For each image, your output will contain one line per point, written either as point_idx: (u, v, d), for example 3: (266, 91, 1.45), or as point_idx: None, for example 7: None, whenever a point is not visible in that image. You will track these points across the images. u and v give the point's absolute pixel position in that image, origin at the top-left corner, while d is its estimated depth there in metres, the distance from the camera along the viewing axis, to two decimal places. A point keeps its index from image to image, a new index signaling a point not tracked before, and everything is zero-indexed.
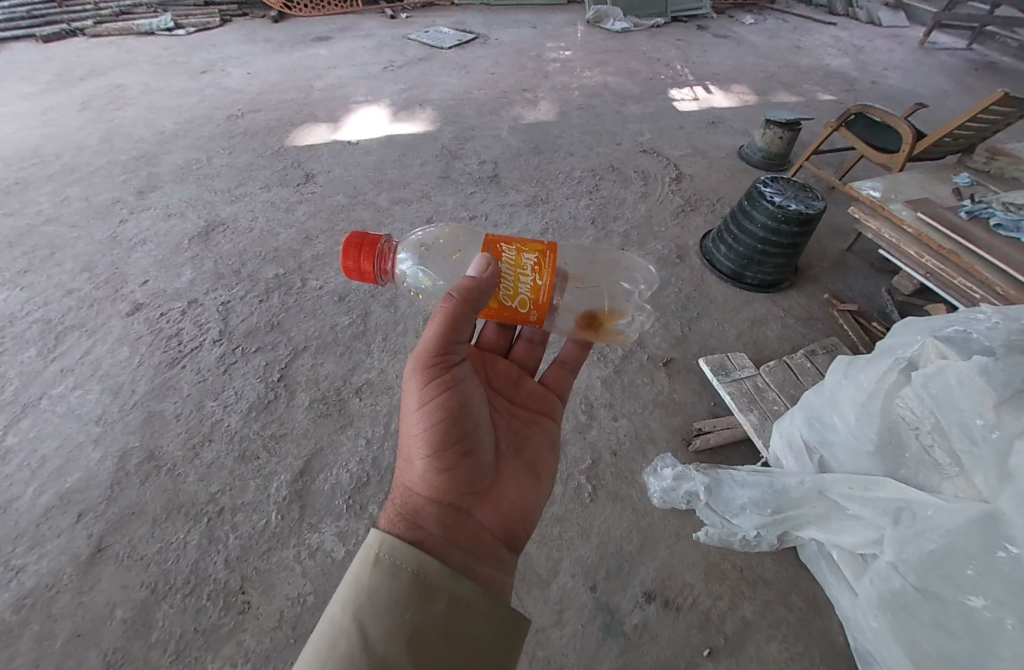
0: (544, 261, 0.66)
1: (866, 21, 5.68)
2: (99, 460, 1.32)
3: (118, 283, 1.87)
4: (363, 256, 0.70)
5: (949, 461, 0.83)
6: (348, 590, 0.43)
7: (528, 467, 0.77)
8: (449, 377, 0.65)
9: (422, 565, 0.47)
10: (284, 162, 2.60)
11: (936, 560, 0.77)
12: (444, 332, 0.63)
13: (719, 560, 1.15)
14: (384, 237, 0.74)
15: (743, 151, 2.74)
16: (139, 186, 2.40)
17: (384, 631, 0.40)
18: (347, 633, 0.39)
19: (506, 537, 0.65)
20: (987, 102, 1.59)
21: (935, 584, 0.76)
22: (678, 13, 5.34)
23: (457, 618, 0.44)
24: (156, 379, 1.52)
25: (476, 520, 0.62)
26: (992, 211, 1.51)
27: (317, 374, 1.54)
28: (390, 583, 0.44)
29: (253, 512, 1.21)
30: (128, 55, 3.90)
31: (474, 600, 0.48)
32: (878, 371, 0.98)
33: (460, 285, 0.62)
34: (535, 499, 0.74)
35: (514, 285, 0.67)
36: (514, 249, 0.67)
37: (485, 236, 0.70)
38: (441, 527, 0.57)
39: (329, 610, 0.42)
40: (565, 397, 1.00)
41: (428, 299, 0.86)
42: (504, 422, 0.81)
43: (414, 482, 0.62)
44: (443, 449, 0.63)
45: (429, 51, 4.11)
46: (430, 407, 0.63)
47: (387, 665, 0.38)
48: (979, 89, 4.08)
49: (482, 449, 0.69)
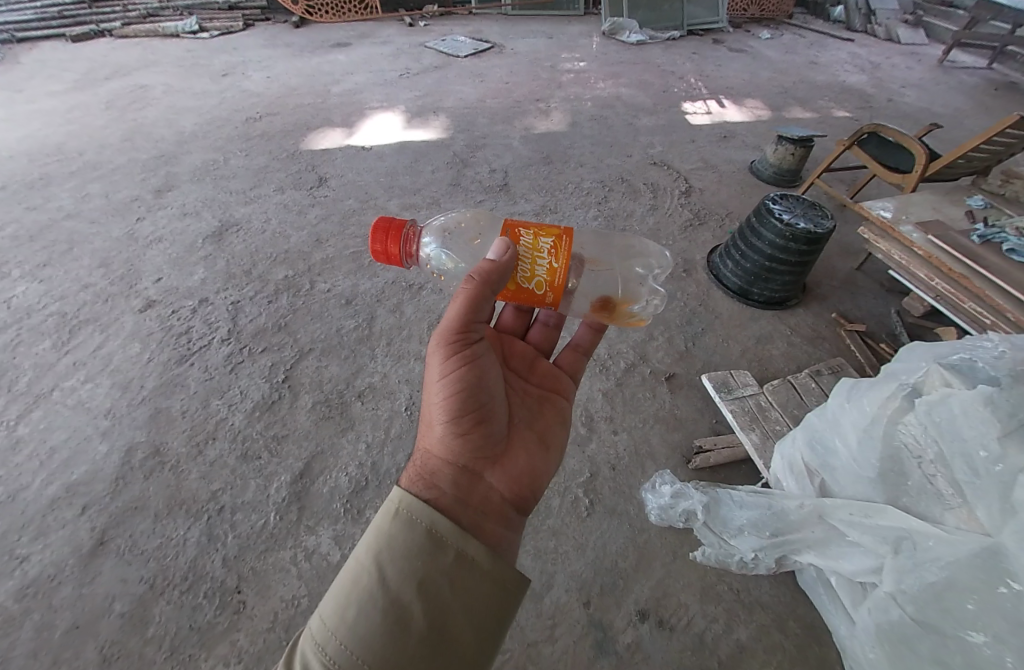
0: (559, 246, 0.70)
1: (885, 37, 5.64)
2: (105, 453, 1.35)
3: (133, 280, 1.91)
4: (390, 240, 0.75)
5: (952, 491, 0.82)
6: (372, 532, 0.50)
7: (538, 440, 0.82)
8: (466, 352, 0.72)
9: (435, 522, 0.51)
10: (299, 166, 2.65)
11: (936, 593, 0.75)
12: (464, 311, 0.69)
13: (715, 581, 1.14)
14: (409, 222, 0.77)
15: (755, 166, 2.73)
16: (157, 185, 2.46)
17: (399, 574, 0.46)
18: (367, 570, 0.46)
19: (516, 502, 0.71)
20: (1001, 126, 1.57)
21: (936, 618, 0.74)
22: (694, 26, 5.36)
23: (462, 574, 0.49)
24: (164, 376, 1.55)
25: (488, 483, 0.68)
26: (1005, 236, 1.49)
27: (321, 376, 1.56)
28: (405, 534, 0.50)
29: (252, 512, 1.22)
30: (154, 56, 4.01)
31: (479, 560, 0.51)
32: (881, 396, 0.97)
33: (480, 267, 0.68)
34: (544, 469, 0.79)
35: (531, 267, 0.71)
36: (532, 234, 0.71)
37: (505, 221, 0.74)
38: (454, 486, 0.64)
39: (358, 547, 0.49)
40: (578, 378, 1.04)
41: (450, 280, 0.90)
42: (517, 397, 0.87)
43: (433, 445, 0.69)
44: (458, 416, 0.70)
45: (445, 59, 4.18)
46: (449, 378, 0.69)
47: (398, 603, 0.44)
48: (999, 109, 4.02)
49: (495, 420, 0.75)
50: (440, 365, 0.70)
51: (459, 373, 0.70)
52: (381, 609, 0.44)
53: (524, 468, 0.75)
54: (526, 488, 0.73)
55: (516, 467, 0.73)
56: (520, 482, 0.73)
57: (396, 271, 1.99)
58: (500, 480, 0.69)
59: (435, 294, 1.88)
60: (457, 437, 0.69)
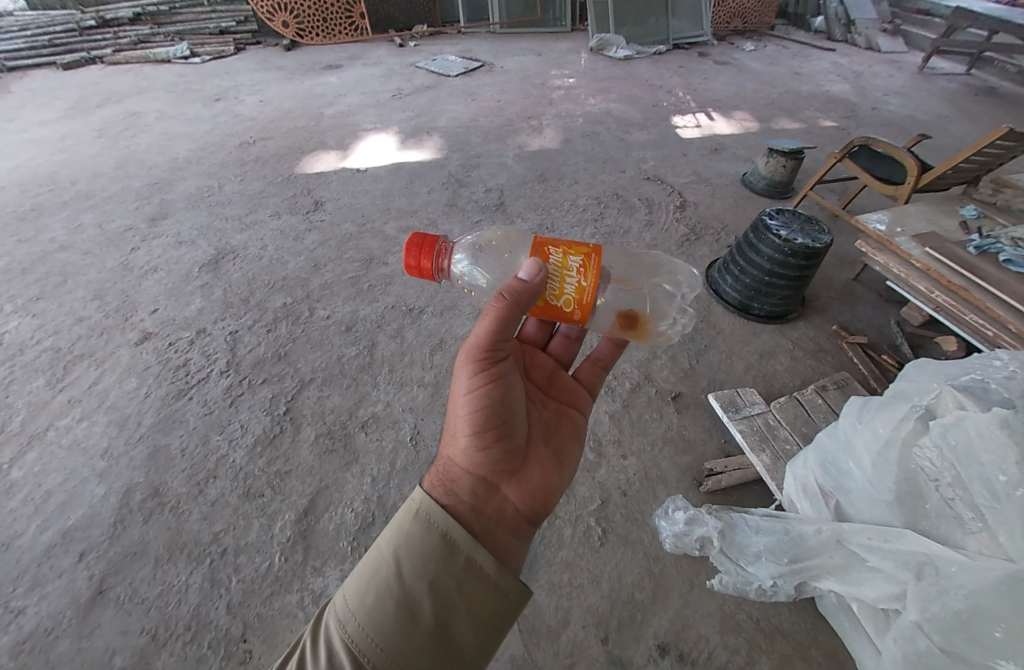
0: (590, 266, 0.70)
1: (865, 46, 5.79)
2: (102, 496, 1.31)
3: (128, 312, 1.88)
4: (423, 255, 0.75)
5: (972, 515, 0.80)
6: (394, 530, 0.56)
7: (555, 454, 0.82)
8: (492, 370, 0.72)
9: (449, 529, 0.56)
10: (294, 190, 2.64)
11: (961, 621, 0.72)
12: (493, 330, 0.69)
13: (733, 609, 1.12)
14: (442, 237, 0.79)
15: (747, 178, 2.77)
16: (151, 213, 2.45)
17: (413, 571, 0.51)
18: (386, 563, 0.52)
19: (530, 516, 0.71)
20: (992, 137, 1.59)
21: (961, 645, 0.71)
22: (679, 40, 5.48)
23: (470, 580, 0.53)
24: (163, 411, 1.52)
25: (504, 495, 0.69)
26: (1001, 247, 1.50)
27: (323, 407, 1.54)
28: (422, 535, 0.55)
29: (257, 554, 1.19)
30: (145, 82, 4.02)
31: (487, 571, 0.55)
32: (893, 417, 0.96)
33: (509, 287, 0.68)
34: (559, 485, 0.79)
35: (560, 285, 0.71)
36: (561, 252, 0.71)
37: (533, 238, 0.73)
38: (471, 497, 0.65)
39: (381, 540, 0.55)
40: (596, 393, 1.02)
41: (481, 296, 0.89)
42: (537, 410, 0.87)
43: (454, 455, 0.70)
44: (480, 430, 0.70)
45: (436, 79, 4.22)
46: (473, 393, 0.70)
47: (410, 598, 0.49)
48: (980, 113, 4.11)
49: (516, 435, 0.75)
50: (466, 379, 0.71)
51: (484, 388, 0.71)
52: (395, 600, 0.49)
53: (540, 482, 0.75)
54: (540, 502, 0.73)
55: (531, 481, 0.73)
56: (535, 496, 0.73)
57: (396, 295, 1.98)
58: (515, 493, 0.70)
59: (436, 318, 1.87)
60: (478, 450, 0.70)
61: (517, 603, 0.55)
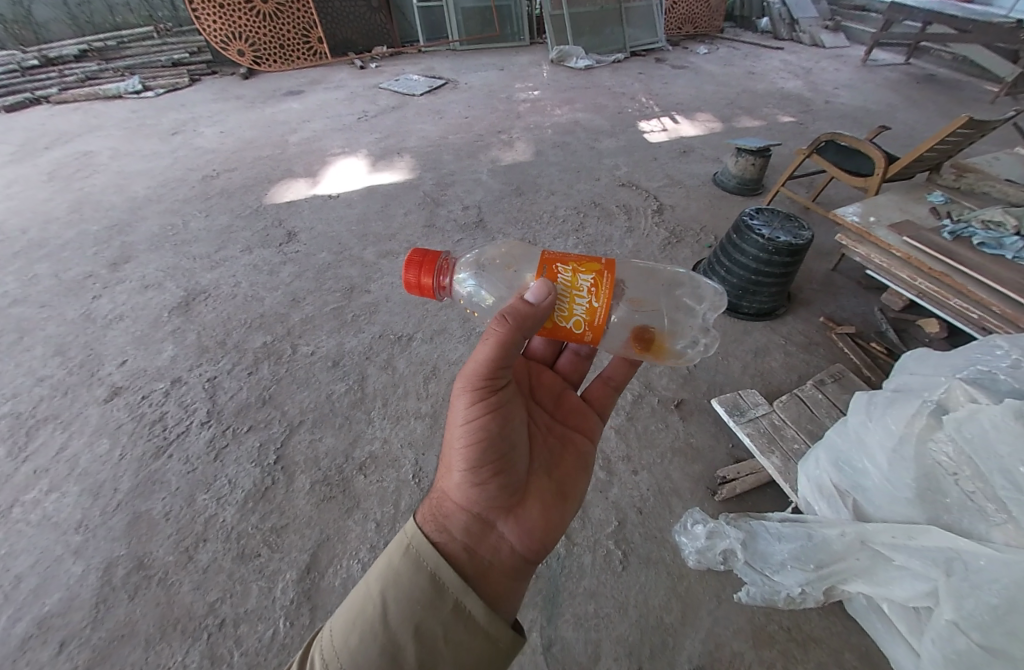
0: (601, 284, 0.65)
1: (810, 43, 6.08)
2: (78, 575, 1.18)
3: (94, 366, 1.75)
4: (425, 273, 0.74)
5: (995, 507, 0.78)
6: (383, 565, 0.56)
7: (558, 486, 0.78)
8: (492, 399, 0.68)
9: (438, 569, 0.56)
10: (265, 222, 2.55)
11: (999, 615, 0.69)
12: (492, 359, 0.65)
13: (764, 621, 1.09)
14: (443, 253, 0.77)
15: (718, 178, 2.83)
16: (112, 257, 2.31)
17: (400, 613, 0.51)
18: (373, 602, 0.52)
19: (529, 555, 0.67)
20: (952, 127, 1.67)
21: (1001, 641, 0.69)
22: (636, 47, 5.63)
23: (459, 628, 0.52)
24: (141, 473, 1.41)
25: (500, 533, 0.65)
26: (973, 230, 1.61)
27: (316, 451, 1.46)
28: (411, 576, 0.55)
29: (259, 622, 1.09)
30: (96, 120, 3.85)
31: (477, 618, 0.54)
32: (905, 413, 0.94)
33: (510, 309, 0.63)
34: (561, 521, 0.75)
35: (570, 307, 0.66)
36: (570, 270, 0.67)
37: (541, 256, 0.69)
38: (465, 535, 0.63)
39: (370, 573, 0.55)
40: (605, 416, 0.99)
41: (484, 316, 0.86)
42: (541, 438, 0.83)
43: (450, 488, 0.67)
44: (477, 465, 0.66)
45: (402, 99, 4.20)
46: (471, 424, 0.66)
47: (395, 644, 0.49)
48: (923, 101, 4.35)
49: (516, 468, 0.71)
50: (464, 409, 0.67)
51: (483, 420, 0.67)
52: (379, 644, 0.48)
53: (541, 519, 0.71)
54: (540, 541, 0.70)
55: (530, 518, 0.70)
56: (534, 534, 0.69)
57: (382, 324, 1.92)
58: (513, 533, 0.66)
59: (426, 344, 1.82)
60: (476, 485, 0.66)
61: (506, 651, 0.54)
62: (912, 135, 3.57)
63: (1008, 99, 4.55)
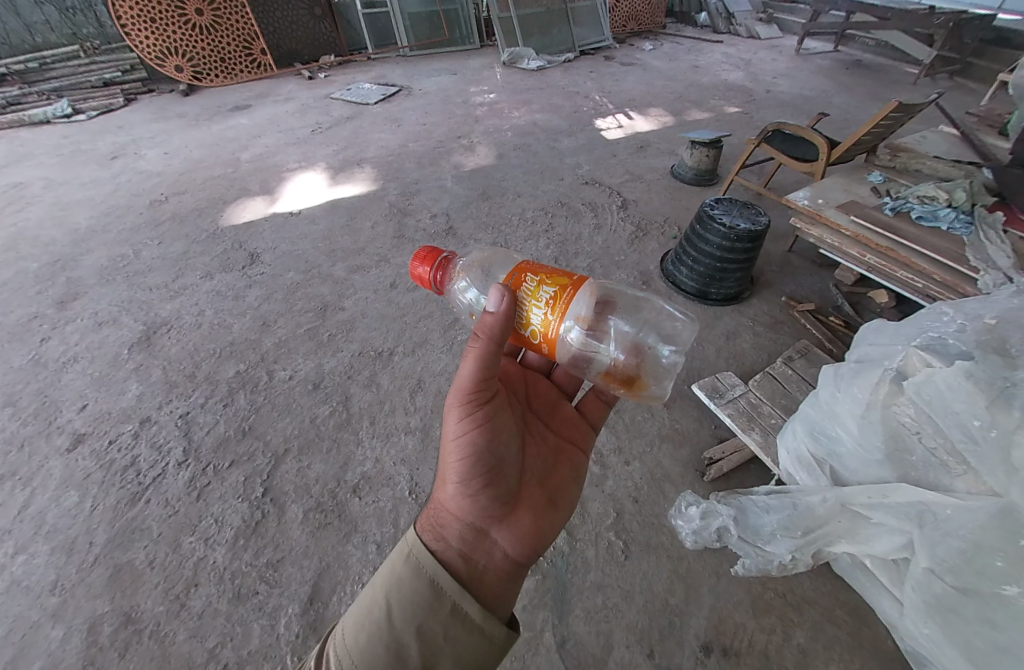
0: (561, 298, 0.65)
1: (747, 35, 6.39)
2: (60, 639, 1.11)
3: (51, 414, 1.63)
4: (427, 263, 0.77)
5: (955, 459, 0.85)
6: (386, 571, 0.59)
7: (551, 494, 0.79)
8: (481, 411, 0.70)
9: (436, 574, 0.59)
10: (224, 245, 2.45)
11: (967, 557, 0.76)
12: (476, 372, 0.68)
13: (761, 590, 1.15)
14: (447, 251, 0.80)
15: (676, 170, 2.93)
16: (57, 296, 2.15)
17: (402, 614, 0.54)
18: (379, 605, 0.55)
19: (522, 561, 0.68)
20: (885, 112, 1.83)
21: (970, 579, 0.75)
22: (585, 46, 5.75)
23: (457, 627, 0.55)
24: (118, 523, 1.33)
25: (494, 539, 0.66)
26: (911, 205, 1.78)
27: (306, 478, 1.42)
28: (412, 581, 0.57)
29: (265, 661, 1.06)
30: (23, 148, 3.57)
31: (473, 618, 0.56)
32: (870, 382, 1.02)
33: (480, 321, 0.67)
34: (552, 529, 0.76)
35: (527, 315, 0.67)
36: (536, 280, 0.67)
37: (515, 264, 0.71)
38: (461, 543, 0.64)
39: (375, 579, 0.58)
40: (598, 427, 1.00)
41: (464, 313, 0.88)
42: (533, 447, 0.84)
43: (445, 499, 0.68)
44: (469, 475, 0.67)
45: (356, 109, 4.12)
46: (463, 435, 0.68)
47: (399, 642, 0.52)
48: (853, 86, 4.65)
49: (508, 477, 0.73)
50: (456, 422, 0.69)
51: (473, 430, 0.69)
52: (385, 642, 0.52)
53: (532, 526, 0.72)
54: (533, 547, 0.71)
55: (523, 526, 0.71)
56: (527, 541, 0.70)
57: (360, 341, 1.89)
58: (506, 539, 0.67)
59: (409, 358, 1.81)
60: (470, 495, 0.67)
61: (499, 648, 0.57)
62: (847, 119, 3.83)
63: (927, 79, 4.93)
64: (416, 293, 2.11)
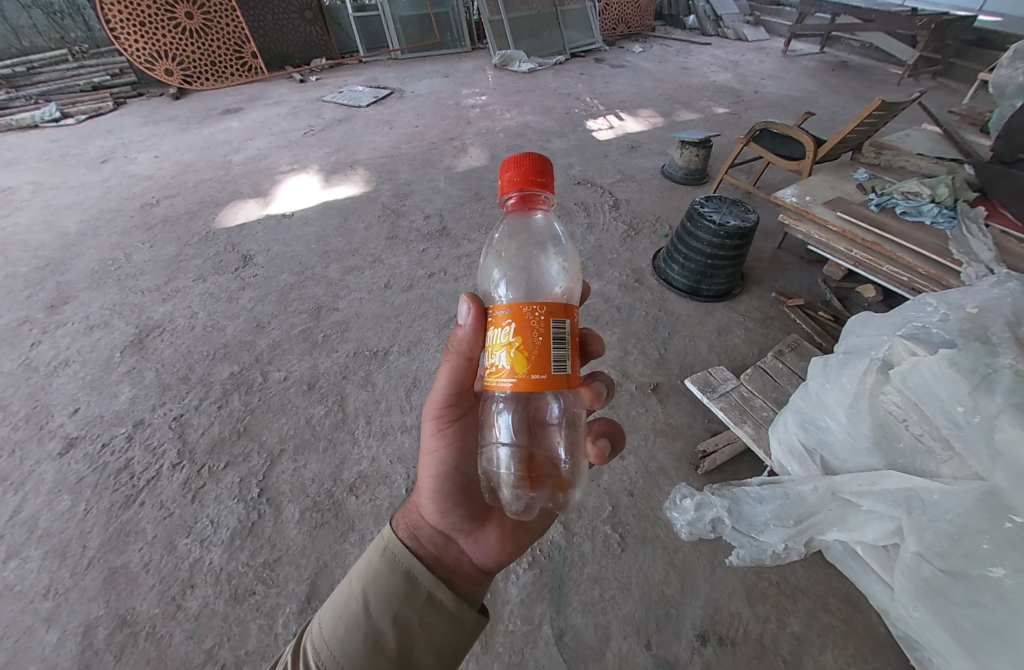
0: (507, 381, 0.55)
1: (735, 37, 6.49)
2: (54, 644, 1.10)
3: (41, 418, 1.62)
4: (512, 187, 0.63)
5: (941, 445, 0.87)
6: (363, 565, 0.60)
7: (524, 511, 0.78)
8: (454, 426, 0.71)
9: (413, 567, 0.60)
10: (217, 248, 2.44)
11: (952, 539, 0.78)
12: (449, 386, 0.69)
13: (756, 579, 1.17)
14: (544, 195, 0.64)
15: (667, 169, 2.96)
16: (47, 300, 2.13)
17: (379, 604, 0.55)
18: (356, 598, 0.56)
19: (490, 570, 0.70)
20: (867, 112, 1.79)
21: (957, 562, 0.76)
22: (576, 49, 5.80)
23: (431, 614, 0.56)
24: (111, 526, 1.32)
25: (462, 547, 0.69)
26: (895, 201, 1.82)
27: (302, 479, 1.42)
28: (388, 574, 0.58)
29: (262, 660, 1.06)
30: (10, 153, 3.53)
31: (448, 606, 0.58)
32: (857, 372, 1.04)
33: (453, 334, 0.64)
34: (526, 542, 0.76)
35: (491, 349, 0.58)
36: (517, 343, 0.55)
37: (534, 304, 0.55)
38: (432, 546, 0.66)
39: (352, 573, 0.59)
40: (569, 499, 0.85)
41: (493, 245, 0.81)
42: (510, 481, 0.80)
43: (421, 502, 0.71)
44: (442, 485, 0.69)
45: (348, 111, 4.12)
46: (436, 449, 0.70)
47: (375, 631, 0.53)
48: (839, 86, 4.73)
49: (482, 490, 0.73)
50: (430, 434, 0.71)
51: (445, 447, 0.70)
52: (362, 631, 0.53)
53: (504, 542, 0.72)
54: (503, 558, 0.71)
55: (493, 537, 0.71)
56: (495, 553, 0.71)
57: (355, 342, 1.89)
58: (473, 549, 0.69)
59: (404, 358, 1.81)
60: (441, 507, 0.69)
61: (472, 631, 0.58)
62: (832, 119, 3.91)
63: (910, 80, 5.04)
64: (411, 293, 2.12)
